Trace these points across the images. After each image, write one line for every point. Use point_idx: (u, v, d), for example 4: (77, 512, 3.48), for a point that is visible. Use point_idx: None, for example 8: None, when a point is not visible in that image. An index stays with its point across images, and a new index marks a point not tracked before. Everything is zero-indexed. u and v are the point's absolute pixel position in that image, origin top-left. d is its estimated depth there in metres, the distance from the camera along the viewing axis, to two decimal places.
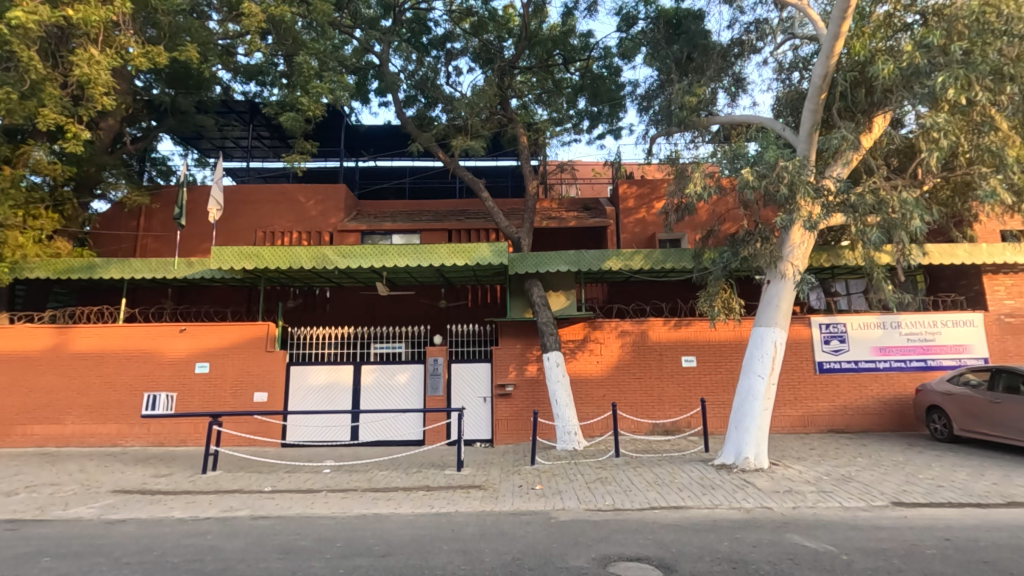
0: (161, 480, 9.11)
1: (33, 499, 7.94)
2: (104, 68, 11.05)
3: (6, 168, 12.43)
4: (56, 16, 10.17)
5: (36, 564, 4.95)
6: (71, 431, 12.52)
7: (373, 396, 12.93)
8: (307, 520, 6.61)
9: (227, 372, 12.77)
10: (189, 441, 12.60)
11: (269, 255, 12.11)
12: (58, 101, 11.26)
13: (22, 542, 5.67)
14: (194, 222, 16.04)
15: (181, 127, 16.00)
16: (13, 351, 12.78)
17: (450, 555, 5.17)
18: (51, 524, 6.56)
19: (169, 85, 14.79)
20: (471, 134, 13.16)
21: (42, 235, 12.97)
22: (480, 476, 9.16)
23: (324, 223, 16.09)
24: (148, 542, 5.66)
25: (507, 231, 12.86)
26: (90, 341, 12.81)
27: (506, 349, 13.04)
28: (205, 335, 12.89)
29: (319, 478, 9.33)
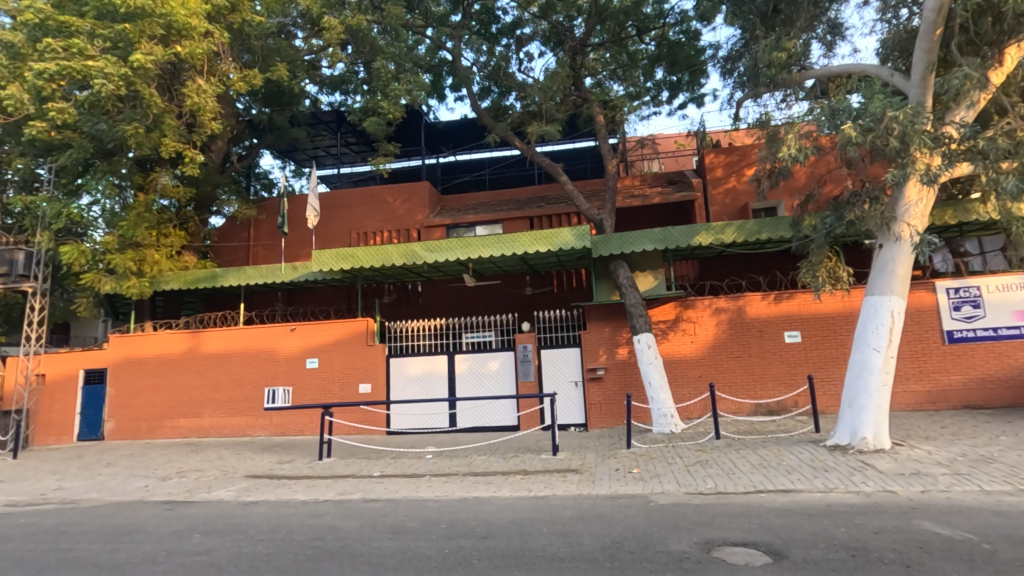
0: (285, 466, 10.03)
1: (183, 483, 9.05)
2: (210, 95, 12.19)
3: (140, 195, 14.12)
4: (169, 54, 11.22)
5: (191, 539, 5.66)
6: (209, 424, 14.09)
7: (467, 384, 13.38)
8: (413, 503, 7.00)
9: (334, 366, 13.75)
10: (306, 430, 13.75)
11: (363, 255, 12.81)
12: (175, 130, 12.60)
13: (177, 520, 6.50)
14: (295, 228, 17.31)
15: (279, 142, 17.34)
16: (158, 355, 14.55)
17: (550, 537, 5.25)
18: (199, 505, 7.46)
19: (265, 103, 16.10)
20: (546, 119, 13.15)
21: (172, 251, 14.60)
22: (577, 460, 9.21)
23: (411, 220, 16.76)
24: (277, 522, 6.27)
25: (588, 213, 12.66)
26: (218, 342, 14.31)
27: (596, 333, 12.94)
28: (313, 332, 13.94)
29: (422, 463, 9.82)
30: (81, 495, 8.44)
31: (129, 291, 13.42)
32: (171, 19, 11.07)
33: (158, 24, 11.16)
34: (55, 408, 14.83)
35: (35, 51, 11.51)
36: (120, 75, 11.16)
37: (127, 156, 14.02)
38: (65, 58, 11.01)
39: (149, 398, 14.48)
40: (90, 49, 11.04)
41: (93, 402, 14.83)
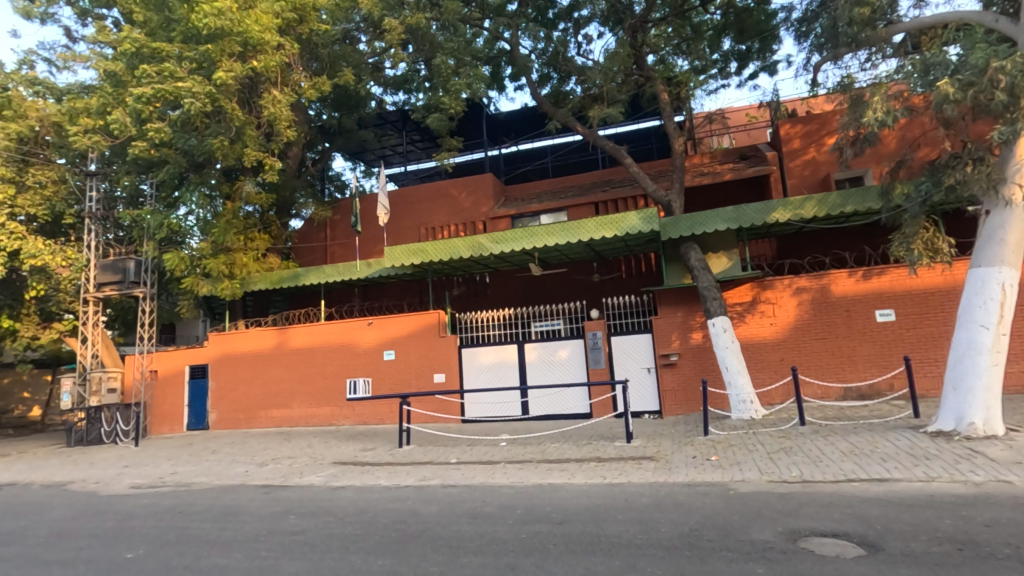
0: (369, 453, 10.57)
1: (279, 469, 9.76)
2: (285, 105, 12.92)
3: (228, 204, 15.19)
4: (246, 69, 11.99)
5: (287, 520, 6.11)
6: (298, 414, 15.06)
7: (538, 372, 13.48)
8: (490, 489, 7.18)
9: (410, 358, 14.27)
10: (386, 419, 14.39)
11: (432, 250, 13.17)
12: (256, 140, 13.47)
13: (275, 503, 7.04)
14: (368, 227, 18.04)
15: (349, 144, 18.12)
16: (251, 350, 15.70)
17: (627, 524, 5.22)
18: (293, 489, 8.03)
19: (334, 109, 16.77)
20: (608, 101, 12.95)
21: (259, 254, 15.67)
22: (652, 448, 9.06)
23: (477, 213, 17.00)
24: (363, 506, 6.63)
25: (655, 195, 12.32)
26: (303, 337, 15.23)
27: (667, 318, 12.63)
28: (388, 326, 14.52)
29: (497, 450, 10.02)
30: (193, 479, 9.33)
31: (223, 292, 14.69)
32: (247, 36, 11.78)
33: (235, 42, 11.88)
34: (167, 401, 16.37)
35: (133, 78, 12.61)
36: (205, 93, 12.00)
37: (215, 168, 15.10)
38: (159, 82, 11.99)
39: (245, 390, 15.67)
40: (179, 71, 11.94)
41: (198, 395, 16.26)
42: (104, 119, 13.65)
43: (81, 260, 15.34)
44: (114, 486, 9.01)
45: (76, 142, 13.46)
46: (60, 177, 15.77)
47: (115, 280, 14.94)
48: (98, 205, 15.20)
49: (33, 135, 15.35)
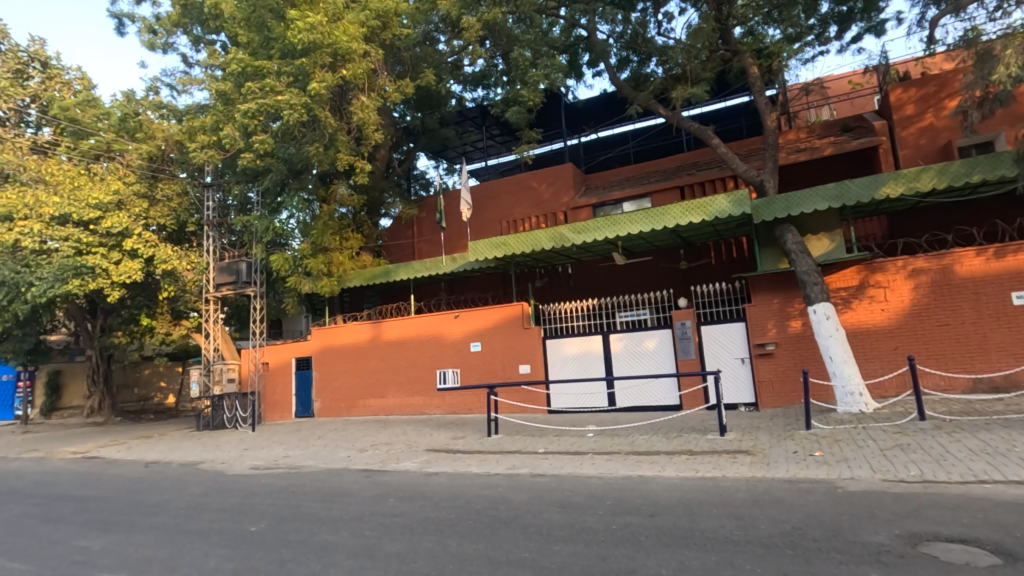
0: (460, 441, 10.94)
1: (377, 455, 10.36)
2: (372, 109, 13.59)
3: (324, 207, 16.22)
4: (337, 79, 12.70)
5: (388, 502, 6.48)
6: (393, 403, 15.87)
7: (625, 363, 13.27)
8: (578, 479, 7.19)
9: (496, 349, 14.56)
10: (475, 409, 14.80)
11: (514, 243, 13.29)
12: (347, 145, 14.31)
13: (375, 486, 7.49)
14: (452, 222, 18.56)
15: (432, 143, 18.74)
16: (349, 343, 16.72)
17: (722, 519, 5.03)
18: (391, 474, 8.50)
19: (417, 109, 17.49)
20: (692, 80, 12.53)
21: (353, 252, 16.68)
22: (747, 441, 8.64)
23: (557, 203, 16.95)
24: (456, 492, 6.88)
25: (746, 175, 11.65)
26: (395, 330, 16.00)
27: (762, 306, 11.94)
28: (474, 318, 14.90)
29: (584, 441, 10.01)
30: (303, 462, 10.14)
31: (323, 288, 15.73)
32: (337, 47, 12.46)
33: (326, 53, 12.57)
34: (277, 391, 17.83)
35: (240, 95, 13.76)
36: (301, 104, 12.84)
37: (312, 174, 16.15)
38: (262, 97, 12.97)
39: (345, 380, 16.74)
40: (279, 85, 12.85)
41: (304, 385, 17.58)
42: (216, 135, 15.03)
43: (202, 263, 17.06)
44: (237, 466, 10.01)
45: (195, 157, 14.92)
46: (183, 191, 17.58)
47: (230, 280, 16.44)
48: (214, 213, 16.79)
49: (160, 154, 17.23)
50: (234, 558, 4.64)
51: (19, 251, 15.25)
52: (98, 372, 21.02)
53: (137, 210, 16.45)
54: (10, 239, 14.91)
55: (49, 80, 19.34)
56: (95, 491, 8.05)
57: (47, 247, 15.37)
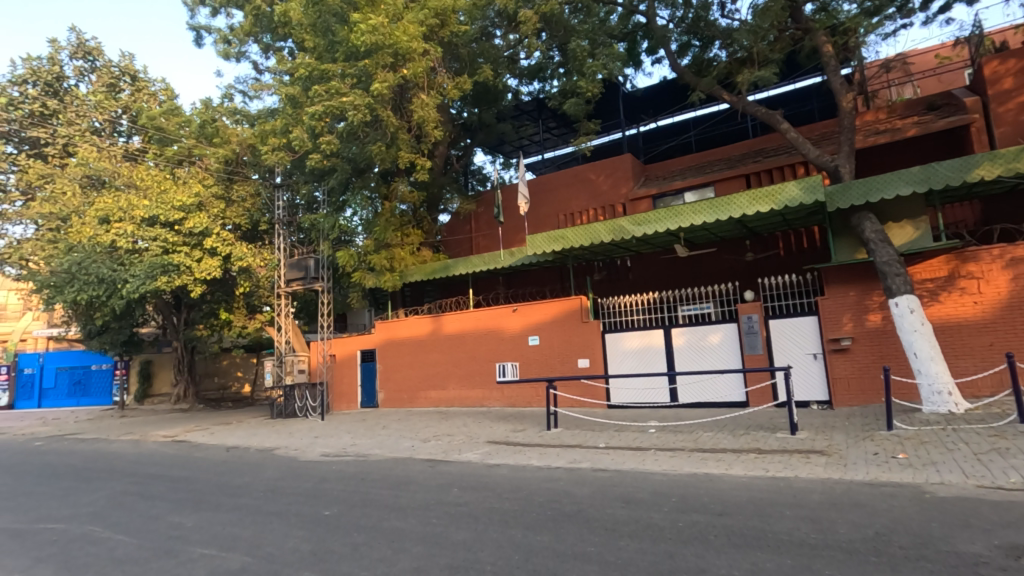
0: (520, 434, 11.03)
1: (440, 445, 10.62)
2: (431, 107, 13.84)
3: (386, 204, 16.66)
4: (398, 78, 13.00)
5: (452, 492, 6.64)
6: (454, 395, 16.18)
7: (687, 358, 12.94)
8: (641, 475, 7.08)
9: (554, 343, 14.55)
10: (534, 403, 14.86)
11: (573, 236, 13.22)
12: (407, 143, 14.66)
13: (439, 475, 7.68)
14: (509, 217, 18.64)
15: (489, 138, 18.87)
16: (411, 336, 17.18)
17: (797, 521, 4.83)
18: (454, 464, 8.68)
19: (474, 105, 17.65)
20: (758, 63, 11.97)
21: (413, 247, 17.11)
22: (821, 441, 8.23)
23: (616, 195, 16.69)
24: (518, 484, 6.95)
25: (818, 160, 11.04)
26: (455, 324, 16.30)
27: (837, 299, 11.30)
28: (532, 312, 14.94)
29: (646, 437, 9.84)
30: (370, 450, 10.55)
31: (386, 283, 16.24)
32: (398, 47, 12.74)
33: (387, 54, 12.86)
34: (344, 382, 18.56)
35: (307, 98, 14.34)
36: (365, 104, 13.23)
37: (374, 172, 16.63)
38: (328, 99, 13.44)
39: (407, 373, 17.21)
40: (343, 87, 13.30)
41: (369, 376, 18.23)
42: (286, 137, 15.74)
43: (274, 260, 17.98)
44: (309, 453, 10.54)
45: (267, 159, 15.68)
46: (256, 191, 18.54)
47: (300, 276, 17.22)
48: (284, 212, 17.65)
49: (235, 158, 18.25)
50: (311, 540, 4.89)
51: (115, 251, 16.62)
52: (183, 362, 22.65)
53: (216, 211, 17.52)
54: (107, 240, 16.25)
55: (137, 92, 20.89)
56: (185, 473, 8.70)
57: (138, 246, 16.64)
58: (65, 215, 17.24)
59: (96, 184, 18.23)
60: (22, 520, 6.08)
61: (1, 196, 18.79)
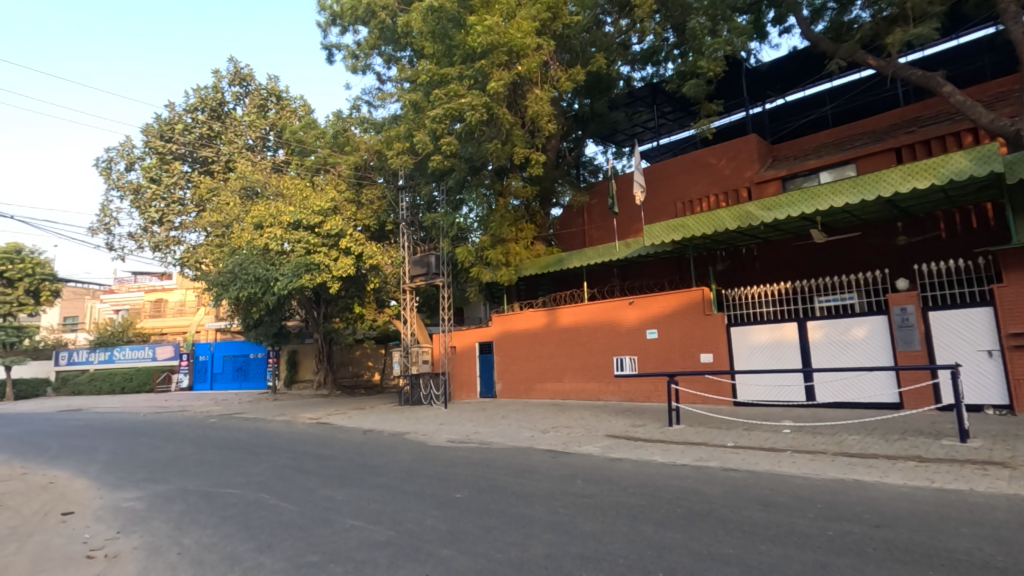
0: (640, 429, 10.80)
1: (559, 437, 10.72)
2: (545, 101, 13.94)
3: (500, 200, 16.95)
4: (512, 75, 13.22)
5: (576, 483, 6.67)
6: (570, 388, 16.22)
7: (827, 354, 11.82)
8: (778, 477, 6.60)
9: (673, 337, 14.02)
10: (652, 398, 14.44)
11: (694, 224, 12.61)
12: (521, 138, 14.90)
13: (561, 466, 7.76)
14: (623, 207, 18.22)
15: (601, 128, 18.58)
16: (527, 329, 17.49)
17: (978, 541, 4.21)
18: (575, 456, 8.72)
19: (586, 95, 17.47)
20: (913, 19, 10.53)
21: (527, 241, 17.42)
22: (1001, 451, 7.11)
23: (739, 179, 15.64)
24: (643, 479, 6.79)
25: (994, 125, 9.50)
26: (570, 317, 16.34)
27: (1018, 287, 9.68)
28: (650, 304, 14.54)
29: (780, 437, 9.15)
30: (492, 439, 10.93)
31: (502, 277, 16.70)
32: (512, 45, 12.97)
33: (502, 52, 13.11)
34: (463, 373, 19.35)
35: (428, 102, 15.09)
36: (482, 104, 13.63)
37: (488, 170, 17.00)
38: (447, 102, 14.02)
39: (523, 365, 17.55)
40: (462, 89, 13.80)
41: (487, 368, 18.84)
42: (409, 141, 16.64)
43: (399, 258, 19.18)
44: (437, 438, 11.17)
45: (392, 163, 16.71)
46: (382, 194, 19.90)
47: (422, 272, 18.20)
48: (407, 212, 18.77)
49: (363, 164, 19.70)
50: (447, 520, 5.18)
51: (267, 252, 18.75)
52: (324, 352, 25.04)
53: (349, 213, 19.07)
54: (261, 244, 18.35)
55: (282, 110, 23.36)
56: (332, 452, 9.63)
57: (285, 249, 18.60)
58: (228, 223, 19.78)
59: (252, 195, 20.70)
60: (208, 484, 7.11)
61: (180, 209, 22.02)
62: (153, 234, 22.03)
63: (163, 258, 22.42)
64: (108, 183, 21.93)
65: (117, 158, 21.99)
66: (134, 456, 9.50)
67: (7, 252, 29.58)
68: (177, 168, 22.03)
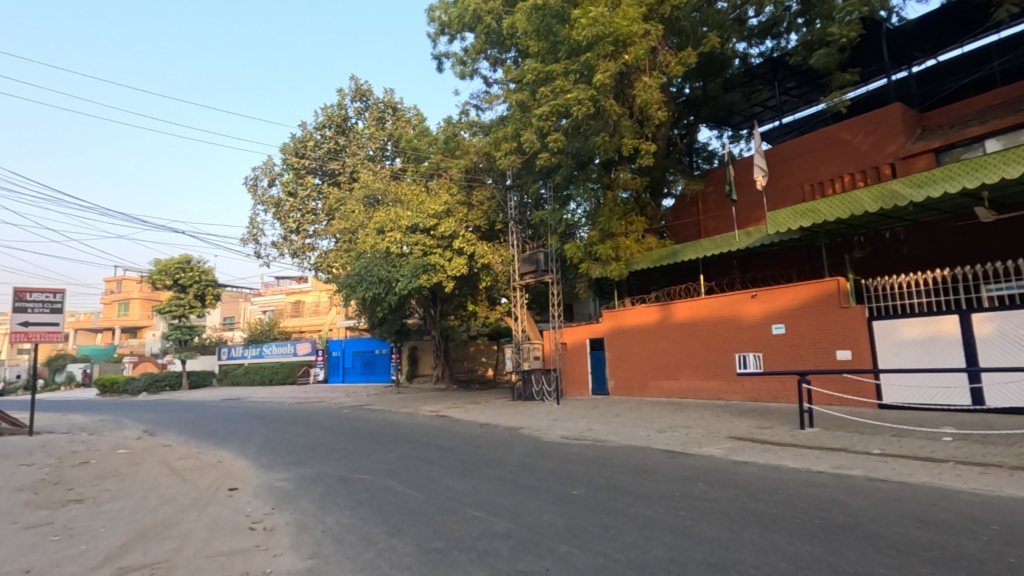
0: (767, 431, 10.05)
1: (677, 437, 10.30)
2: (655, 88, 13.45)
3: (609, 193, 16.58)
4: (620, 65, 12.90)
5: (697, 486, 6.36)
6: (687, 386, 15.52)
7: (999, 350, 10.32)
8: (938, 491, 5.81)
9: (804, 332, 12.87)
10: (781, 398, 13.36)
11: (826, 208, 11.45)
12: (630, 129, 14.49)
13: (680, 467, 7.45)
14: (742, 194, 17.05)
15: (715, 112, 17.55)
16: (639, 325, 17.03)
17: None
18: (694, 457, 8.33)
19: (699, 78, 16.60)
20: None
21: (638, 235, 16.95)
22: None
23: (880, 155, 13.96)
24: (774, 486, 6.31)
25: None
26: (686, 311, 15.65)
27: None
28: (776, 297, 13.50)
29: (939, 445, 8.04)
30: (606, 437, 10.78)
31: (613, 273, 16.36)
32: (618, 34, 12.69)
33: (608, 43, 12.86)
34: (575, 369, 19.27)
35: (534, 101, 15.22)
36: (588, 97, 13.46)
37: (595, 163, 16.74)
38: (553, 98, 14.02)
39: (636, 361, 17.10)
40: (568, 84, 13.72)
41: (599, 364, 18.59)
42: (516, 141, 16.88)
43: (509, 256, 19.53)
44: (550, 434, 11.24)
45: (501, 164, 17.07)
46: (491, 195, 20.42)
47: (532, 270, 18.42)
48: (516, 211, 19.08)
49: (473, 166, 20.34)
50: (564, 516, 5.19)
51: (388, 255, 20.07)
52: (440, 348, 26.29)
53: (461, 215, 19.82)
54: (383, 247, 19.66)
55: (398, 121, 24.84)
56: (451, 444, 10.07)
57: (404, 251, 19.78)
58: (354, 229, 21.46)
59: (374, 202, 22.28)
60: (345, 470, 7.77)
61: (313, 218, 24.23)
62: (292, 242, 24.49)
63: (301, 264, 24.83)
64: (255, 199, 24.73)
65: (262, 176, 24.70)
66: (282, 441, 10.64)
67: (181, 263, 34.39)
68: (310, 182, 24.29)
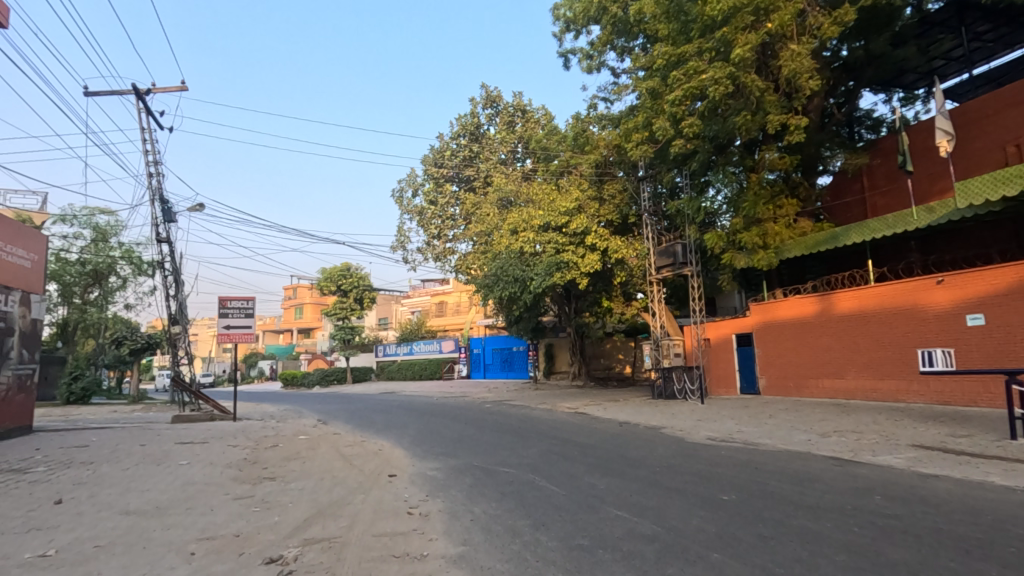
0: (963, 440, 8.54)
1: (845, 442, 9.18)
2: (806, 55, 12.12)
3: (754, 175, 15.23)
4: (763, 35, 11.82)
5: (874, 500, 5.59)
6: (855, 386, 13.77)
7: None
8: None
9: (1012, 323, 10.87)
10: (981, 403, 11.28)
11: None
12: (776, 104, 13.23)
13: (852, 478, 6.60)
14: (919, 164, 14.73)
15: (882, 72, 15.31)
16: (793, 318, 15.50)
17: None
18: (868, 467, 7.34)
19: (859, 36, 14.40)
20: None
21: (789, 219, 15.40)
22: None
23: None
24: (976, 505, 5.32)
25: None
26: (851, 302, 13.93)
27: None
28: (970, 282, 11.56)
29: None
30: (759, 439, 9.97)
31: (760, 262, 15.09)
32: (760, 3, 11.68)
33: (748, 13, 11.99)
34: (719, 366, 18.04)
35: (665, 87, 14.57)
36: (726, 75, 12.54)
37: (736, 145, 15.39)
38: (686, 82, 13.27)
39: (791, 358, 15.54)
40: (702, 64, 12.91)
41: (748, 361, 17.19)
42: (647, 130, 16.24)
43: (643, 249, 18.91)
44: (695, 435, 10.67)
45: (631, 155, 16.56)
46: (623, 188, 19.96)
47: (669, 263, 17.55)
48: (650, 202, 18.42)
49: (603, 160, 19.99)
50: (715, 522, 4.87)
51: (522, 255, 20.61)
52: (577, 345, 26.30)
53: (592, 210, 19.59)
54: (517, 247, 20.23)
55: (527, 123, 25.35)
56: (591, 441, 10.01)
57: (537, 250, 20.10)
58: (489, 232, 22.36)
59: (506, 204, 22.97)
60: (489, 462, 8.10)
61: (451, 223, 25.61)
62: (434, 247, 26.15)
63: (443, 267, 26.41)
64: (401, 209, 26.83)
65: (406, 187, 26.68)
66: (432, 433, 11.40)
67: (342, 270, 38.77)
68: (449, 189, 25.74)
